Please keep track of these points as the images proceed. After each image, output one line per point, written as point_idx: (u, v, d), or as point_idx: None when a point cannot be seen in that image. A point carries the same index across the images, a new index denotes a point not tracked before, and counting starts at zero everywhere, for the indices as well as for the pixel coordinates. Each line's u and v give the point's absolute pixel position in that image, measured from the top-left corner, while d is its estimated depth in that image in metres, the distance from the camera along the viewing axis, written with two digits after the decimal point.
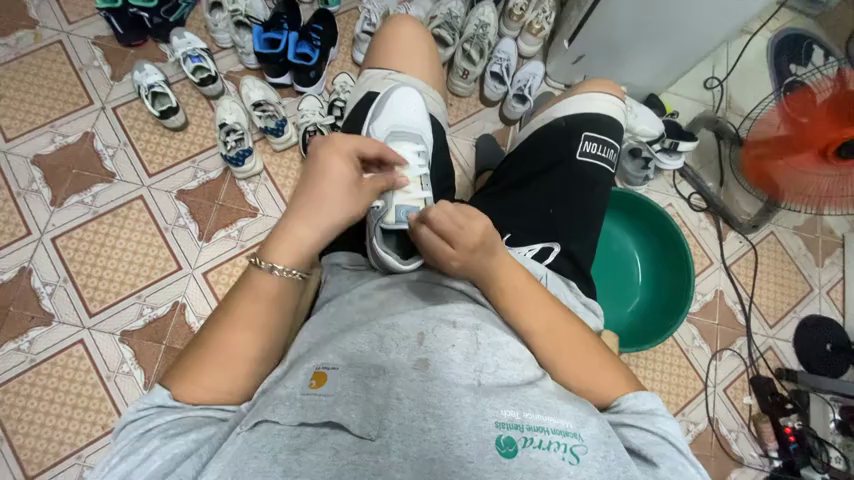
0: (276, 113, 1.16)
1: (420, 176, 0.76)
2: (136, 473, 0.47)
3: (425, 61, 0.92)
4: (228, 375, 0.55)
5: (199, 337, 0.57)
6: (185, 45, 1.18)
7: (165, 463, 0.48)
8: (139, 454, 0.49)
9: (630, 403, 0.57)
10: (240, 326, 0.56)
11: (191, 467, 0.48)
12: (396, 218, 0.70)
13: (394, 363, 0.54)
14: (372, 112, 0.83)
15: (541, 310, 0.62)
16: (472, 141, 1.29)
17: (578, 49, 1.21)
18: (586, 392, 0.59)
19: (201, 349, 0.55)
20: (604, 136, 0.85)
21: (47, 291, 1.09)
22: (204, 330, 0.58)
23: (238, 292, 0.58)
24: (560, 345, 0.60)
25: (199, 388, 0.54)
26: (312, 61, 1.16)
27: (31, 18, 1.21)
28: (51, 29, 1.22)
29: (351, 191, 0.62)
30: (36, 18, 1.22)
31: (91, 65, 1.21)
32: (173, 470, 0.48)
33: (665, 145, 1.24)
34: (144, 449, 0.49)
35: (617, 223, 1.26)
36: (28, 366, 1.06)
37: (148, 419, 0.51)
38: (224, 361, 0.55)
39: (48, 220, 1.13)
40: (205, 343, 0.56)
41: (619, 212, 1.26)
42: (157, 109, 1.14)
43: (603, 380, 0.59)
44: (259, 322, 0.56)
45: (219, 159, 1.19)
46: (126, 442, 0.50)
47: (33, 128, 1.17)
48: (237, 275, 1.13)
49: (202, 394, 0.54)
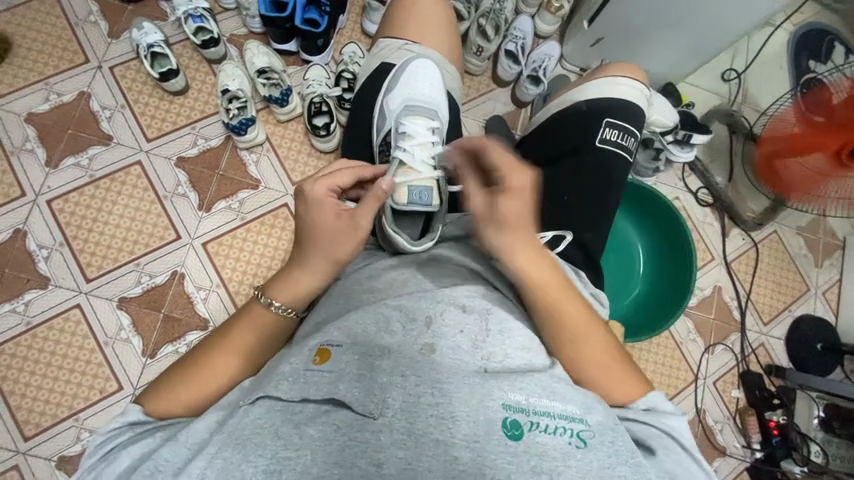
0: (281, 81, 1.11)
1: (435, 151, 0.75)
2: (108, 472, 0.49)
3: (440, 31, 0.87)
4: (209, 390, 0.57)
5: (183, 359, 0.60)
6: (187, 4, 1.12)
7: (135, 459, 0.49)
8: (111, 457, 0.50)
9: (644, 405, 0.59)
10: (225, 350, 0.59)
11: (166, 451, 0.48)
12: (408, 199, 0.69)
13: (400, 344, 0.53)
14: (387, 84, 0.81)
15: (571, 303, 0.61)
16: (482, 122, 1.26)
17: (598, 30, 1.17)
18: (603, 389, 0.59)
19: (183, 369, 0.58)
20: (625, 123, 0.83)
21: (43, 254, 1.07)
22: (189, 353, 0.61)
23: (235, 320, 0.62)
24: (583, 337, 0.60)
25: (172, 402, 0.55)
26: (320, 28, 1.11)
27: None
28: None
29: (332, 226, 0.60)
30: None
31: (87, 20, 1.15)
32: (149, 454, 0.49)
33: (678, 136, 1.21)
34: (119, 450, 0.50)
35: (627, 217, 1.25)
36: (24, 328, 1.05)
37: (116, 435, 0.52)
38: (205, 379, 0.57)
39: (43, 182, 1.09)
40: (193, 360, 0.59)
41: (630, 206, 1.24)
42: (156, 70, 1.09)
43: (618, 382, 0.59)
44: (247, 349, 0.60)
45: (221, 127, 1.15)
46: (98, 455, 0.50)
47: (26, 85, 1.12)
48: (238, 247, 1.12)
49: (174, 408, 0.55)
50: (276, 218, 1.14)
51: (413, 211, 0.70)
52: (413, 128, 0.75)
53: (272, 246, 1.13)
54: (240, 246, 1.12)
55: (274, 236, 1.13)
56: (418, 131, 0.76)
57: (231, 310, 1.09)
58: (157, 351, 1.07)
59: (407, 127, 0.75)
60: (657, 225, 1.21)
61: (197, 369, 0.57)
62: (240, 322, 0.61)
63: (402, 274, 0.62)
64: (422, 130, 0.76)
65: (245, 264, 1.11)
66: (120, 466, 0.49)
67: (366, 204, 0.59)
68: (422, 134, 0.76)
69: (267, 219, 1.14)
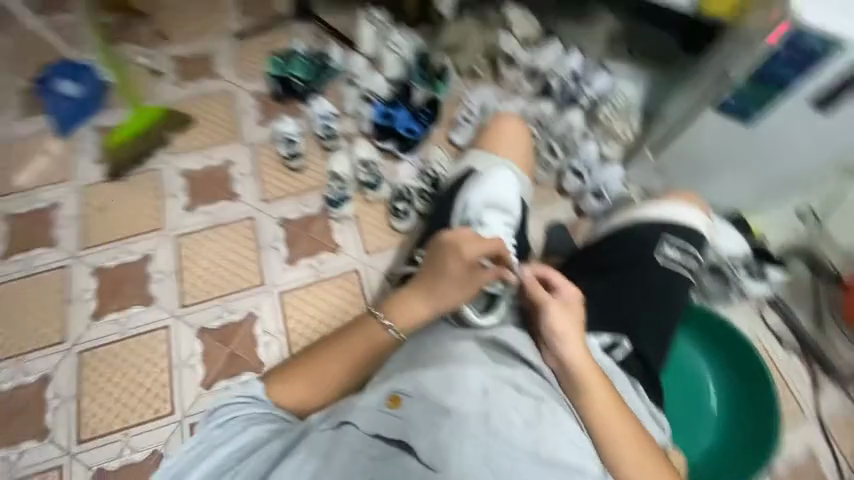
0: (377, 172, 1.35)
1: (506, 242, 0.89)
2: (229, 442, 0.66)
3: (523, 150, 1.03)
4: (314, 387, 0.72)
5: (305, 353, 0.74)
6: (319, 106, 1.41)
7: (254, 440, 0.66)
8: (234, 428, 0.68)
9: None
10: (338, 359, 0.72)
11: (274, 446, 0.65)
12: None
13: (461, 408, 0.56)
14: (471, 182, 0.95)
15: (616, 419, 0.61)
16: (544, 225, 1.36)
17: (663, 162, 1.29)
18: None
19: (305, 360, 0.73)
20: (689, 245, 0.87)
21: (158, 277, 1.29)
22: (312, 346, 0.76)
23: (352, 333, 0.74)
24: (636, 458, 0.60)
25: (291, 390, 0.71)
26: (416, 134, 1.39)
27: (212, 69, 1.53)
28: (226, 79, 1.52)
29: (456, 280, 0.72)
30: (216, 69, 1.53)
31: (246, 110, 1.48)
32: (260, 446, 0.66)
33: (749, 269, 1.19)
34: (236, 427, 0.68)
35: (698, 348, 1.15)
36: (116, 338, 1.23)
37: (243, 406, 0.69)
38: (319, 377, 0.72)
39: (181, 220, 1.36)
40: (310, 356, 0.73)
41: (706, 338, 1.15)
42: (287, 152, 1.39)
43: None
44: (352, 360, 0.73)
45: (322, 198, 1.38)
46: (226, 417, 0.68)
47: (188, 150, 1.43)
48: (309, 303, 1.27)
49: (289, 394, 0.71)
50: (345, 281, 1.29)
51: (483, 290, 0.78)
52: (490, 222, 0.90)
53: (336, 305, 1.27)
54: (309, 299, 1.27)
55: (339, 297, 1.28)
56: (494, 224, 0.91)
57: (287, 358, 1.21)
58: (214, 383, 1.19)
59: (486, 219, 0.90)
60: (734, 367, 1.12)
61: (321, 370, 0.72)
62: (357, 341, 0.73)
63: (466, 336, 0.67)
64: (497, 222, 0.91)
65: (309, 318, 1.25)
66: (240, 441, 0.66)
67: (461, 261, 0.72)
68: (497, 227, 0.90)
69: (338, 281, 1.29)
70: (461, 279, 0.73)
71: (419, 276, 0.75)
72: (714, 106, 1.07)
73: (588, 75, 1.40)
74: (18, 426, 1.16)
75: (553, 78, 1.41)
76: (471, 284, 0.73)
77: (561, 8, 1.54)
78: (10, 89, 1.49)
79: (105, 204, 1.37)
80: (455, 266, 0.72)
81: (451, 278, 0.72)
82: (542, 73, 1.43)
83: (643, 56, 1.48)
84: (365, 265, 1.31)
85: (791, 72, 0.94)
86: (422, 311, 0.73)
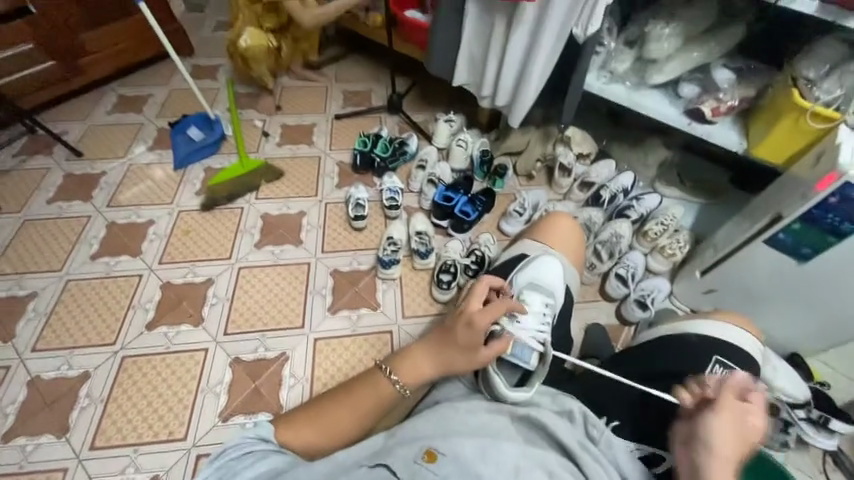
0: (428, 242, 1.45)
1: (544, 323, 0.88)
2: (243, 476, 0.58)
3: (574, 247, 1.10)
4: (321, 434, 0.69)
5: (316, 399, 0.73)
6: (390, 181, 1.62)
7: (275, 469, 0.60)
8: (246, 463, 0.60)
9: None
10: (348, 407, 0.71)
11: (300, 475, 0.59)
12: (511, 351, 0.80)
13: (492, 478, 0.56)
14: (521, 265, 1.01)
15: None
16: (582, 325, 1.35)
17: (710, 282, 1.28)
18: None
19: (316, 405, 0.72)
20: (739, 368, 0.84)
21: (213, 301, 1.40)
22: (322, 393, 0.75)
23: (361, 383, 0.74)
24: None
25: (298, 434, 0.68)
26: (470, 218, 1.50)
27: (310, 140, 1.82)
28: (319, 147, 1.80)
29: (464, 348, 0.72)
30: (313, 140, 1.82)
31: (328, 175, 1.72)
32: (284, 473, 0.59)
33: (811, 415, 1.08)
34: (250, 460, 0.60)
35: None
36: (161, 350, 1.31)
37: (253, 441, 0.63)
38: (327, 423, 0.70)
39: (246, 254, 1.51)
40: (321, 402, 0.73)
41: None
42: (353, 213, 1.55)
43: None
44: (360, 409, 0.71)
45: (374, 258, 1.50)
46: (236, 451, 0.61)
47: (272, 198, 1.65)
48: (339, 354, 1.29)
49: (296, 438, 0.68)
50: (378, 339, 1.32)
51: (512, 363, 0.81)
52: (531, 299, 0.91)
53: (363, 362, 1.28)
54: (339, 350, 1.30)
55: (368, 354, 1.30)
56: (534, 302, 0.91)
57: None
58: (231, 417, 1.20)
59: (527, 296, 0.92)
60: None
61: (331, 417, 0.70)
62: (366, 390, 0.73)
63: (502, 410, 0.69)
64: (539, 304, 0.91)
65: (335, 369, 1.27)
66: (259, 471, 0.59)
67: (470, 332, 0.72)
68: (537, 305, 0.91)
69: (371, 338, 1.33)
70: (469, 349, 0.72)
71: (429, 337, 0.76)
72: (763, 239, 1.09)
73: (638, 195, 1.54)
74: (43, 417, 1.20)
75: (604, 191, 1.53)
76: (476, 356, 0.72)
77: (615, 136, 1.75)
78: (152, 129, 1.87)
79: (190, 229, 1.57)
80: (464, 335, 0.72)
81: (459, 346, 0.72)
82: (595, 186, 1.58)
83: (693, 185, 1.59)
84: (399, 327, 1.34)
85: (843, 221, 0.96)
86: (426, 371, 0.74)
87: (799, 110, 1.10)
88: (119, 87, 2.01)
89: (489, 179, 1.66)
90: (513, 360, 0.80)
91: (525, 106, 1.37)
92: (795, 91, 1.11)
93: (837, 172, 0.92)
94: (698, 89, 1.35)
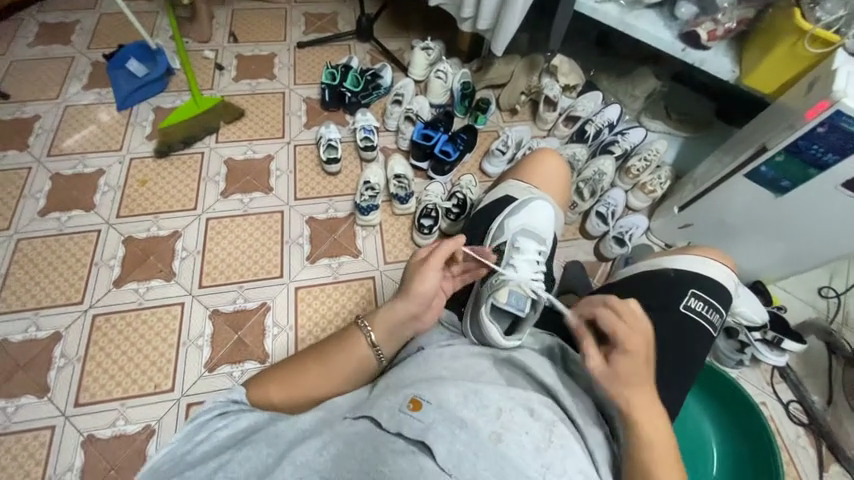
0: (407, 186, 1.38)
1: (537, 271, 0.91)
2: (223, 432, 0.60)
3: (560, 187, 1.07)
4: (294, 392, 0.68)
5: (289, 362, 0.72)
6: (364, 120, 1.50)
7: (253, 423, 0.62)
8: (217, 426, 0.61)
9: None
10: (320, 367, 0.71)
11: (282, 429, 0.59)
12: (507, 298, 0.83)
13: (474, 421, 0.57)
14: (510, 209, 0.97)
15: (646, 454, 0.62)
16: (563, 263, 1.37)
17: (688, 217, 1.30)
18: None
19: (293, 367, 0.71)
20: (712, 299, 0.87)
21: (182, 255, 1.33)
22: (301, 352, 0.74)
23: (335, 345, 0.73)
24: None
25: (273, 394, 0.68)
26: (450, 158, 1.43)
27: (271, 73, 1.63)
28: (281, 82, 1.62)
29: (420, 264, 0.77)
30: (275, 74, 1.63)
31: (295, 113, 1.56)
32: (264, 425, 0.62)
33: (767, 337, 1.17)
34: (221, 422, 0.61)
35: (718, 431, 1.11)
36: (134, 306, 1.26)
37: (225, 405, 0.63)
38: (298, 384, 0.69)
39: (212, 204, 1.40)
40: (294, 366, 0.71)
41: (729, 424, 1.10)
42: (325, 155, 1.44)
43: None
44: (333, 368, 0.71)
45: (351, 204, 1.43)
46: (209, 416, 0.61)
47: (235, 141, 1.51)
48: (322, 301, 1.28)
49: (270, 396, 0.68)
50: (361, 285, 1.31)
51: (507, 311, 0.83)
52: (525, 247, 0.92)
53: (345, 308, 1.28)
54: (320, 297, 1.29)
55: (351, 300, 1.29)
56: (527, 250, 0.92)
57: (290, 353, 1.22)
58: (217, 367, 1.20)
59: (522, 245, 0.92)
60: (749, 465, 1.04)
61: (302, 378, 0.69)
62: (338, 350, 0.72)
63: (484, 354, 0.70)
64: (532, 251, 0.92)
65: (318, 316, 1.27)
66: (240, 424, 0.61)
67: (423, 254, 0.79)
68: (530, 253, 0.92)
69: (353, 284, 1.31)
70: (425, 266, 0.76)
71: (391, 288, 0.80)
72: (744, 173, 1.10)
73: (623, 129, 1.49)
74: (19, 379, 1.17)
75: (590, 125, 1.47)
76: (433, 263, 0.76)
77: (603, 65, 1.64)
78: (84, 62, 1.61)
79: (147, 179, 1.44)
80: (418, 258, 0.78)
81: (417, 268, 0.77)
82: (580, 120, 1.50)
83: (679, 117, 1.53)
84: (381, 273, 1.33)
85: (827, 153, 0.95)
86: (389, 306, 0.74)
87: (798, 34, 1.03)
88: (37, 11, 1.70)
89: (470, 115, 1.55)
90: (510, 309, 0.82)
91: (510, 31, 1.24)
92: (796, 11, 1.03)
93: (829, 99, 0.88)
94: (696, 10, 1.23)
